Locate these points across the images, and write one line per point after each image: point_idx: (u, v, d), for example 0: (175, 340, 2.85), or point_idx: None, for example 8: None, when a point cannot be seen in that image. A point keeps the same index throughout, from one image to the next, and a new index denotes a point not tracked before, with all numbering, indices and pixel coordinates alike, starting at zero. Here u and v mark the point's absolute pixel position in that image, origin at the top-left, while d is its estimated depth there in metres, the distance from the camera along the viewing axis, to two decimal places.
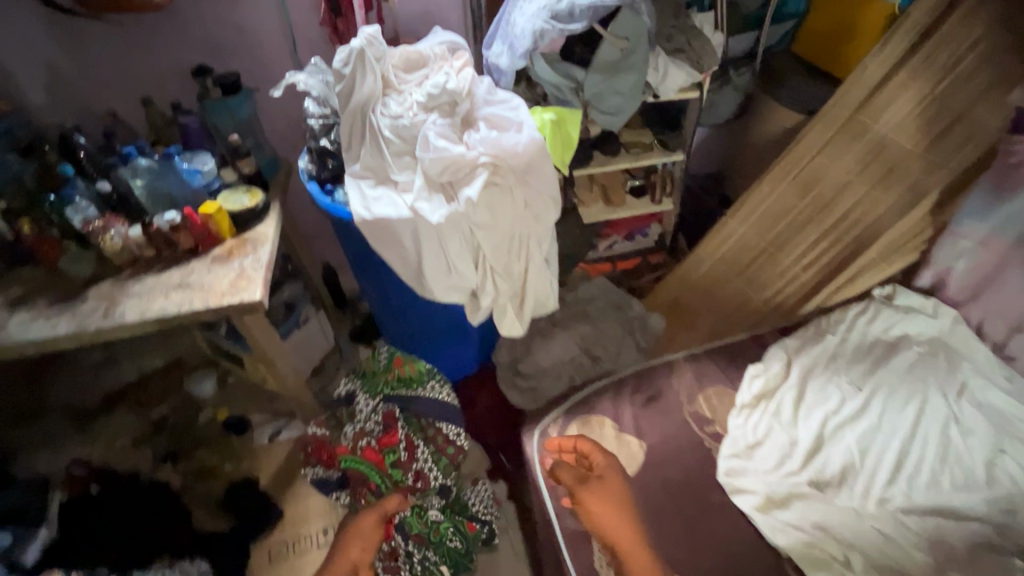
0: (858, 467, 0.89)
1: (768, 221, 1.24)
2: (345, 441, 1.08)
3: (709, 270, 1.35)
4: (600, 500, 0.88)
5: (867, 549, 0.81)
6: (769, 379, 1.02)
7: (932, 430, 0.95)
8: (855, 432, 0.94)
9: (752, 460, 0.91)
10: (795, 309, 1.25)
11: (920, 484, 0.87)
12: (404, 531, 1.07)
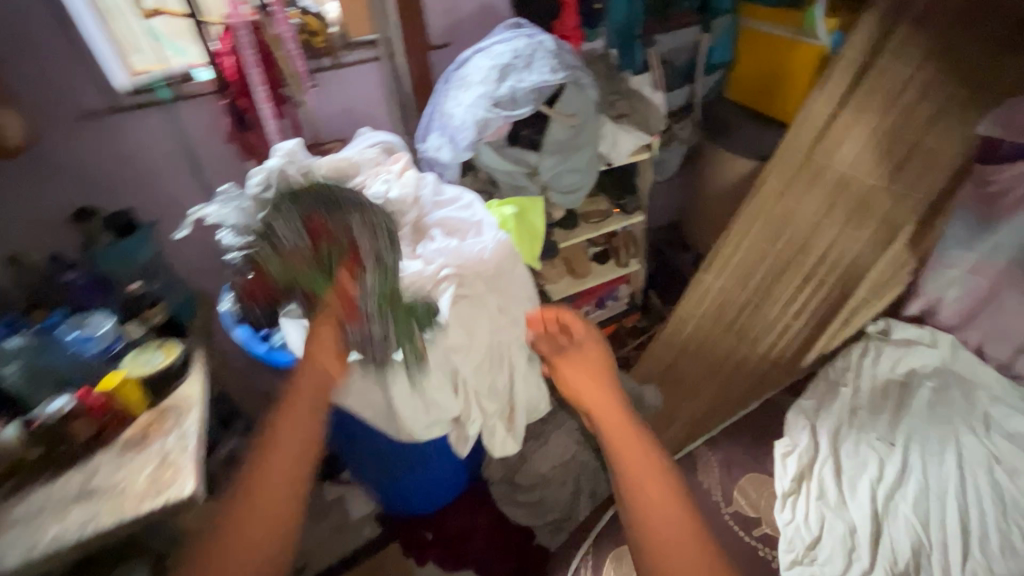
0: (928, 546, 0.80)
1: (743, 274, 1.18)
2: (271, 264, 0.79)
3: (695, 330, 1.28)
4: (577, 369, 0.69)
5: None
6: (801, 456, 0.94)
7: (980, 478, 0.85)
8: (912, 505, 0.84)
9: (817, 565, 0.81)
10: (796, 360, 1.19)
11: (1000, 552, 0.77)
12: (361, 311, 0.77)
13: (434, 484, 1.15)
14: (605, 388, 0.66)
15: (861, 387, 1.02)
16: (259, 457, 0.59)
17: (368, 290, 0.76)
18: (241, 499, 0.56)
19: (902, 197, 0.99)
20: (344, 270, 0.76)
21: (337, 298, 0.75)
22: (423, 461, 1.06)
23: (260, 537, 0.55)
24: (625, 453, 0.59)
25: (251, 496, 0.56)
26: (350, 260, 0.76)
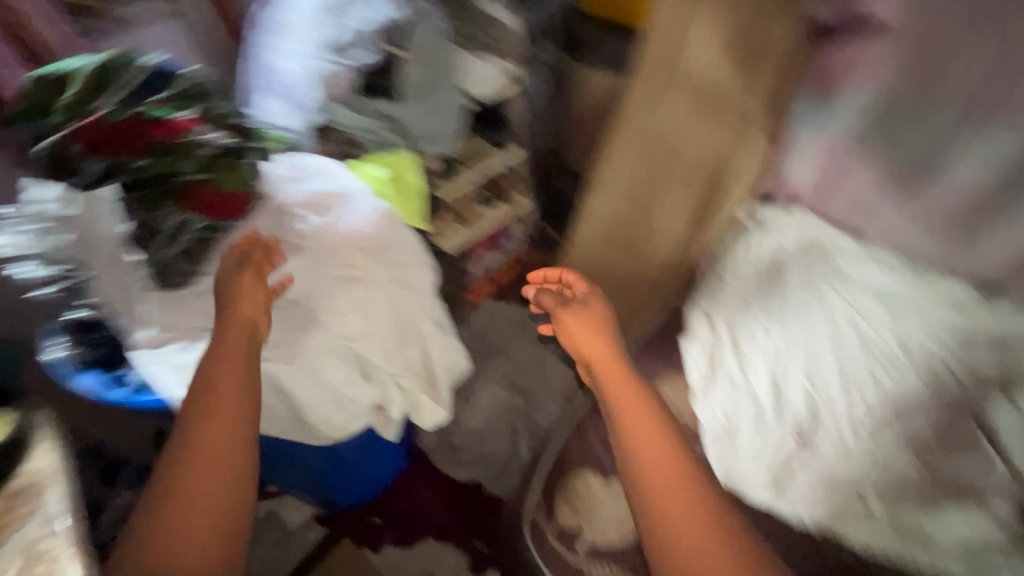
0: (821, 404, 0.87)
1: (630, 193, 1.23)
2: (100, 170, 0.78)
3: (593, 252, 1.33)
4: (578, 318, 0.81)
5: (877, 481, 0.82)
6: (707, 349, 0.99)
7: (848, 333, 0.92)
8: (805, 374, 0.90)
9: (738, 445, 0.89)
10: (684, 261, 1.20)
11: (876, 395, 0.86)
12: (213, 144, 0.84)
13: (375, 474, 1.10)
14: (609, 345, 0.77)
15: (752, 275, 1.03)
16: (177, 462, 0.59)
17: (218, 133, 0.85)
18: (170, 487, 0.58)
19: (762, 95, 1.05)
20: (197, 124, 0.83)
21: (164, 125, 0.80)
22: (353, 455, 1.00)
23: (193, 512, 0.57)
24: (626, 414, 0.69)
25: (182, 488, 0.58)
26: (195, 119, 0.83)
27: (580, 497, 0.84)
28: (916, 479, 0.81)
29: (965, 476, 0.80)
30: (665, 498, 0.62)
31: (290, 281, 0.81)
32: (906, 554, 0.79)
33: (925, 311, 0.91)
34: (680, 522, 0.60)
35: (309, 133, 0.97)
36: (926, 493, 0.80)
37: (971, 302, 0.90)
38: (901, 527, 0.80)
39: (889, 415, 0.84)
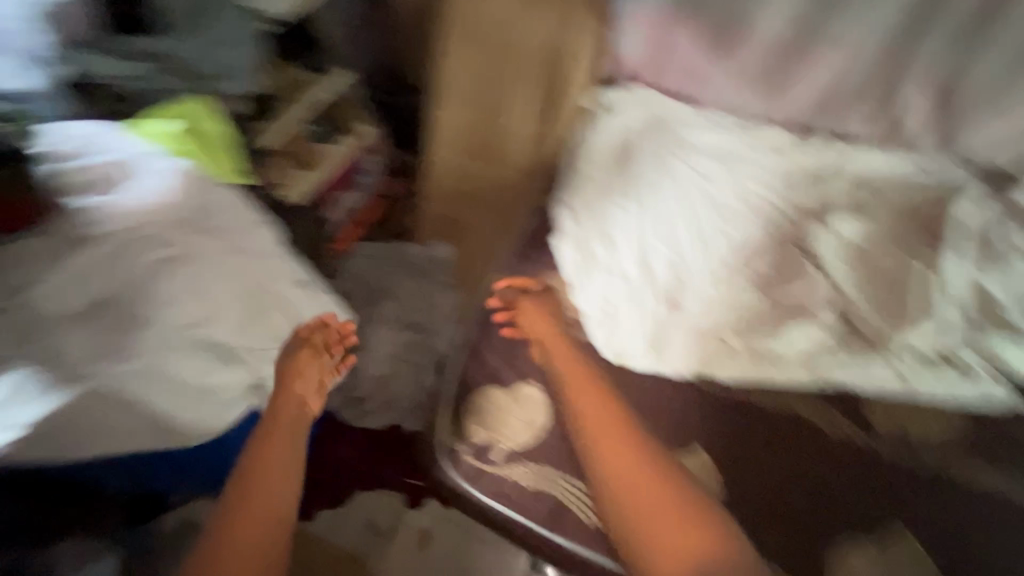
0: (683, 264, 0.95)
1: (473, 99, 1.19)
2: None
3: (449, 168, 1.26)
4: (537, 316, 0.92)
5: (734, 321, 0.90)
6: (576, 242, 1.01)
7: (696, 193, 0.99)
8: (664, 242, 0.96)
9: (618, 322, 0.92)
10: (537, 160, 1.18)
11: (728, 245, 0.95)
12: None
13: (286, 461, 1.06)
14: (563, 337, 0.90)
15: (601, 160, 1.03)
16: (230, 515, 0.69)
17: None
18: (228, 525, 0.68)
19: None
20: None
21: None
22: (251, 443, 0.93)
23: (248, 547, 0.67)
24: (584, 397, 0.83)
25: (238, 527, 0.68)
26: None
27: (487, 412, 0.86)
28: (765, 307, 0.90)
29: (807, 294, 0.90)
30: (606, 442, 0.79)
31: (88, 280, 0.74)
32: (766, 377, 0.86)
33: (760, 164, 1.01)
34: (620, 467, 0.77)
35: (59, 94, 0.85)
36: (776, 318, 0.89)
37: (794, 145, 1.02)
38: (761, 356, 0.87)
39: (740, 259, 0.94)
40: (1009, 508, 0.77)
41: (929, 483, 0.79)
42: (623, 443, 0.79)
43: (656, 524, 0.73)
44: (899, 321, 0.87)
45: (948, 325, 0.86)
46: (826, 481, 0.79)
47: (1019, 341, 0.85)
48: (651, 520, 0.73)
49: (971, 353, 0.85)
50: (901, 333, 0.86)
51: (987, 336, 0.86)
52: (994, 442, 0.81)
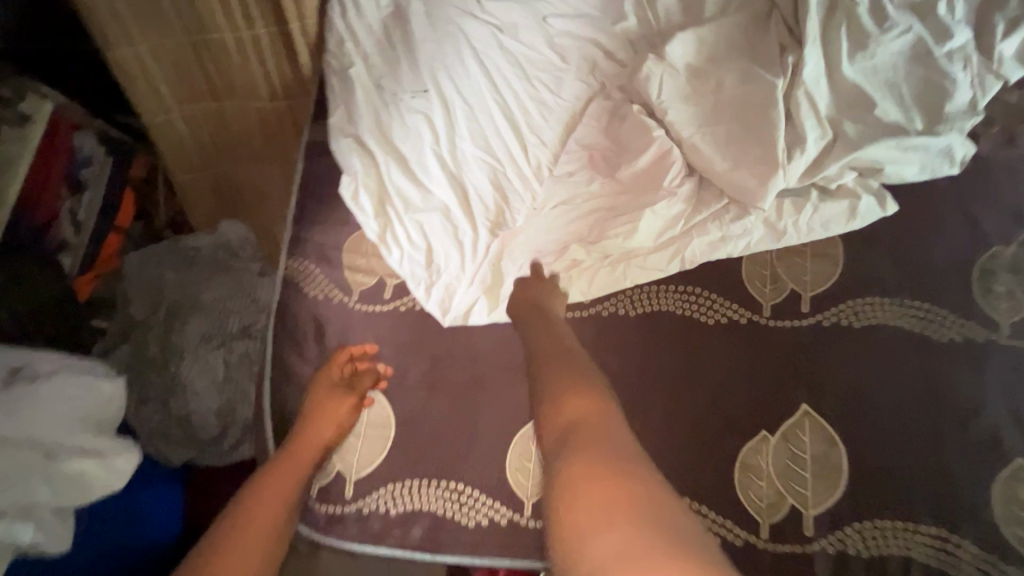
0: (502, 166, 0.76)
1: (153, 16, 0.81)
2: None
3: (189, 123, 0.93)
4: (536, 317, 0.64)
5: (575, 225, 0.72)
6: (369, 181, 0.76)
7: (497, 59, 0.80)
8: (480, 141, 0.77)
9: (443, 270, 0.73)
10: (297, 82, 0.89)
11: (556, 122, 0.79)
12: None
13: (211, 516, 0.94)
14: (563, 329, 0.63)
15: (376, 51, 0.80)
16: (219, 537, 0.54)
17: None
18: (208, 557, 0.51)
19: None
20: None
21: None
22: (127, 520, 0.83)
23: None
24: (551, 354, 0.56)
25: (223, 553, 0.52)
26: None
27: None
28: (601, 192, 0.73)
29: (649, 162, 0.72)
30: (544, 359, 0.56)
31: None
32: (623, 285, 0.70)
33: None
34: (554, 371, 0.53)
35: None
36: (626, 206, 0.71)
37: None
38: (613, 257, 0.70)
39: (568, 138, 0.78)
40: (916, 343, 0.64)
41: (825, 343, 0.65)
42: (571, 359, 0.56)
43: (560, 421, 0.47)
44: (767, 167, 0.67)
45: (809, 153, 0.68)
46: (764, 400, 0.64)
47: (901, 140, 0.68)
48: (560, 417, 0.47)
49: (836, 167, 0.67)
50: (766, 187, 0.66)
51: (862, 145, 0.67)
52: (885, 265, 0.67)
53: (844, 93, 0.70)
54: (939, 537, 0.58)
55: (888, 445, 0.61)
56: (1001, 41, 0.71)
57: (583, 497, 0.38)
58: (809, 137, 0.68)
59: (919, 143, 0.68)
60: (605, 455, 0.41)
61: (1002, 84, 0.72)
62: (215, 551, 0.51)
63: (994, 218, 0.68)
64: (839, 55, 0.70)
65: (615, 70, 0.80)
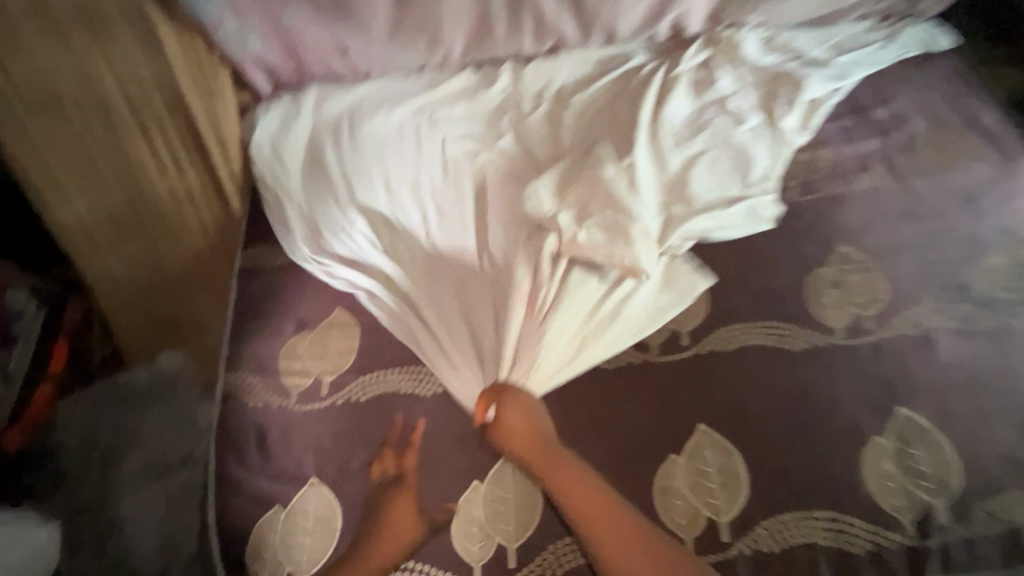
0: (422, 268, 0.86)
1: (90, 179, 0.91)
2: None
3: (124, 264, 1.01)
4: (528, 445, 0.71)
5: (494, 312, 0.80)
6: (302, 294, 0.86)
7: (407, 176, 0.91)
8: (398, 248, 0.87)
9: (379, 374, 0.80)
10: (227, 216, 0.99)
11: (463, 220, 0.87)
12: None
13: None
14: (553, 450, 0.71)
15: (295, 183, 0.91)
16: None
17: None
18: None
19: None
20: None
21: None
22: None
23: None
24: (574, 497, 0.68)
25: None
26: None
27: (270, 547, 0.70)
28: (510, 275, 0.81)
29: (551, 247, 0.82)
30: (576, 504, 0.68)
31: None
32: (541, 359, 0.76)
33: (455, 115, 0.98)
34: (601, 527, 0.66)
35: None
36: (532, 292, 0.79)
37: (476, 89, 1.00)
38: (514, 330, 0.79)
39: (482, 232, 0.86)
40: (776, 356, 0.77)
41: (708, 369, 0.77)
42: (609, 508, 0.67)
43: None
44: (630, 241, 0.81)
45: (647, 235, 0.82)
46: (670, 430, 0.73)
47: (714, 214, 0.86)
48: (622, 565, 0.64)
49: (677, 239, 0.84)
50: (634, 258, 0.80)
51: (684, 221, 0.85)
52: (740, 298, 0.82)
53: (675, 173, 0.89)
54: (834, 520, 0.66)
55: (773, 445, 0.71)
56: (782, 118, 0.95)
57: None
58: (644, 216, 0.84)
59: (727, 215, 0.87)
60: None
61: (791, 149, 0.94)
62: None
63: (814, 248, 0.85)
64: (665, 148, 0.91)
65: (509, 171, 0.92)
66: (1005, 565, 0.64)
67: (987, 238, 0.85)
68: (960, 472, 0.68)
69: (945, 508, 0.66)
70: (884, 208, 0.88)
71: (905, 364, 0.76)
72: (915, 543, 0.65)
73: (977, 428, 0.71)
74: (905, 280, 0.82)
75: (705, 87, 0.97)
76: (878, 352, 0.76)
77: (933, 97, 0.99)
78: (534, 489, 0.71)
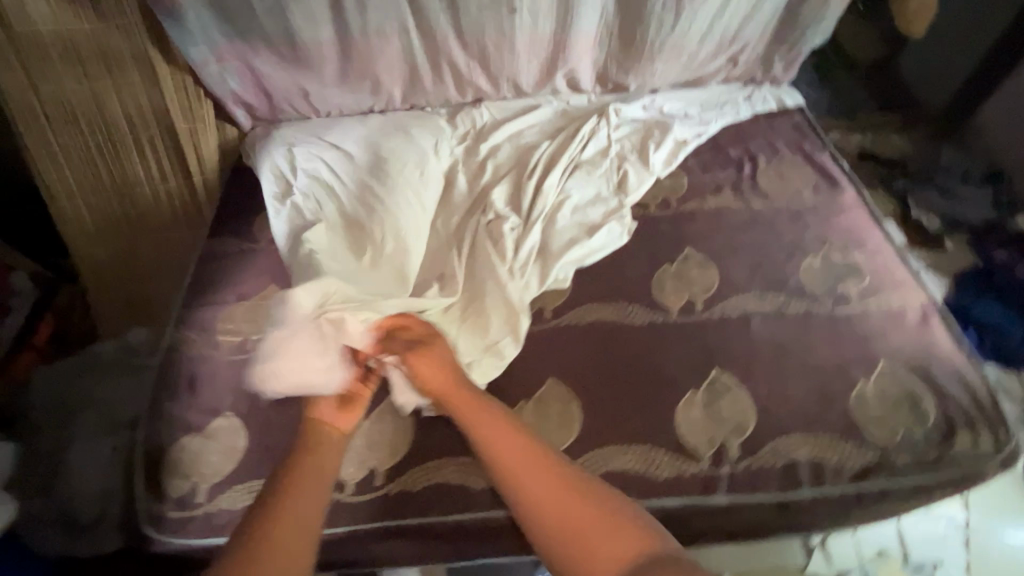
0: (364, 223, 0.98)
1: (88, 176, 1.14)
2: None
3: (108, 251, 1.22)
4: (440, 378, 0.81)
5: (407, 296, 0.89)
6: (244, 274, 1.05)
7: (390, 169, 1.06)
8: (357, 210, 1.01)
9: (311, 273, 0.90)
10: (198, 213, 1.21)
11: (409, 217, 1.00)
12: None
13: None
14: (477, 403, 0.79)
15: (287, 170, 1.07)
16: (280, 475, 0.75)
17: None
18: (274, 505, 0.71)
19: (125, 26, 1.00)
20: None
21: None
22: None
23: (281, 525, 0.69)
24: (498, 449, 0.76)
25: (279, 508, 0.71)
26: None
27: (184, 462, 0.83)
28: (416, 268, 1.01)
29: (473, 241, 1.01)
30: (497, 450, 0.76)
31: None
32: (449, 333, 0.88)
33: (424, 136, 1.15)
34: (516, 475, 0.74)
35: None
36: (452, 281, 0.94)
37: (415, 118, 1.19)
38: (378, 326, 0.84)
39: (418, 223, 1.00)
40: (620, 326, 0.93)
41: (563, 337, 0.92)
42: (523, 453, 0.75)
43: (548, 511, 0.72)
44: (511, 312, 0.91)
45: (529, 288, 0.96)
46: (531, 377, 0.88)
47: (585, 244, 1.02)
48: (553, 522, 0.72)
49: (559, 270, 0.98)
50: (521, 261, 0.98)
51: (562, 254, 1.00)
52: (600, 286, 0.99)
53: (558, 191, 1.09)
54: (646, 452, 0.81)
55: (609, 393, 0.86)
56: (653, 153, 1.17)
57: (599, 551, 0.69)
58: (524, 263, 0.98)
59: (596, 247, 1.03)
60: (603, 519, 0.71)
61: (655, 178, 1.15)
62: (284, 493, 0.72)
63: (665, 249, 1.03)
64: (558, 178, 1.11)
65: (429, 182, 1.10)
66: (782, 491, 0.79)
67: (808, 245, 1.02)
68: (755, 417, 0.82)
69: (737, 445, 0.80)
70: (728, 221, 1.07)
71: (725, 336, 0.91)
72: (709, 471, 0.79)
73: (776, 387, 0.85)
74: (735, 275, 0.99)
75: (594, 134, 1.18)
76: (703, 325, 0.92)
77: (778, 141, 1.21)
78: (407, 427, 0.85)
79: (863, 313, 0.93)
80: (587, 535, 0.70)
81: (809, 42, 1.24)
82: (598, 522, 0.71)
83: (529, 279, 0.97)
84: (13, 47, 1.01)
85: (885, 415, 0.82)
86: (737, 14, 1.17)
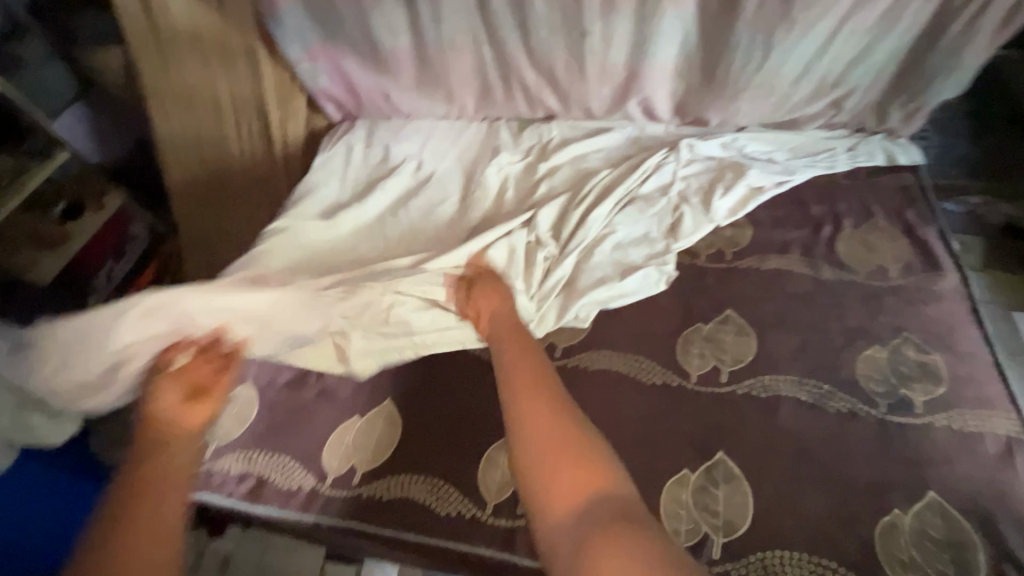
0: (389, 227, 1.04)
1: (195, 148, 1.30)
2: None
3: (201, 214, 1.39)
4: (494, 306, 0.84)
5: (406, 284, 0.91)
6: None
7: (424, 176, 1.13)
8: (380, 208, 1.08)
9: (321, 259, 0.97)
10: (275, 192, 1.34)
11: (438, 221, 1.05)
12: None
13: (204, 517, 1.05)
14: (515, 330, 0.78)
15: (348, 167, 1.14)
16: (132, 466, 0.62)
17: None
18: (125, 502, 0.57)
19: (242, 24, 1.13)
20: None
21: None
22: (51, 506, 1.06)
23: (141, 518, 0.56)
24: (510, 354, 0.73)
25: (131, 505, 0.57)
26: None
27: None
28: None
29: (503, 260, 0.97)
30: (510, 355, 0.73)
31: None
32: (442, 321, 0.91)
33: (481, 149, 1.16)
34: (515, 373, 0.70)
35: None
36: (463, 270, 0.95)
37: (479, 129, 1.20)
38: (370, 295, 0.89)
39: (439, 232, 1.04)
40: (629, 381, 0.87)
41: (567, 380, 0.88)
42: (535, 367, 0.70)
43: (529, 413, 0.64)
44: None
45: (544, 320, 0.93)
46: None
47: (613, 284, 0.95)
48: (550, 471, 0.58)
49: (581, 309, 0.94)
50: (543, 291, 0.95)
51: (588, 292, 0.94)
52: (619, 333, 0.93)
53: (606, 223, 1.03)
54: None
55: None
56: (720, 197, 1.06)
57: (560, 468, 0.58)
58: (546, 294, 0.95)
59: (625, 289, 0.96)
60: (581, 440, 0.61)
61: (715, 226, 1.04)
62: (132, 486, 0.59)
63: (704, 306, 0.94)
64: (608, 209, 1.05)
65: (478, 193, 1.09)
66: None
67: (877, 333, 0.88)
68: (750, 518, 0.73)
69: (721, 544, 0.72)
70: (787, 288, 0.95)
71: (743, 418, 0.81)
72: None
73: (787, 492, 0.74)
74: (778, 351, 0.87)
75: (659, 168, 1.10)
76: (722, 399, 0.83)
77: (876, 204, 1.04)
78: (393, 437, 0.86)
79: (926, 429, 0.78)
80: (555, 448, 0.60)
81: (936, 95, 1.07)
82: (571, 437, 0.61)
83: (546, 311, 0.94)
84: (152, 32, 1.17)
85: (915, 560, 0.68)
86: (845, 54, 1.04)
